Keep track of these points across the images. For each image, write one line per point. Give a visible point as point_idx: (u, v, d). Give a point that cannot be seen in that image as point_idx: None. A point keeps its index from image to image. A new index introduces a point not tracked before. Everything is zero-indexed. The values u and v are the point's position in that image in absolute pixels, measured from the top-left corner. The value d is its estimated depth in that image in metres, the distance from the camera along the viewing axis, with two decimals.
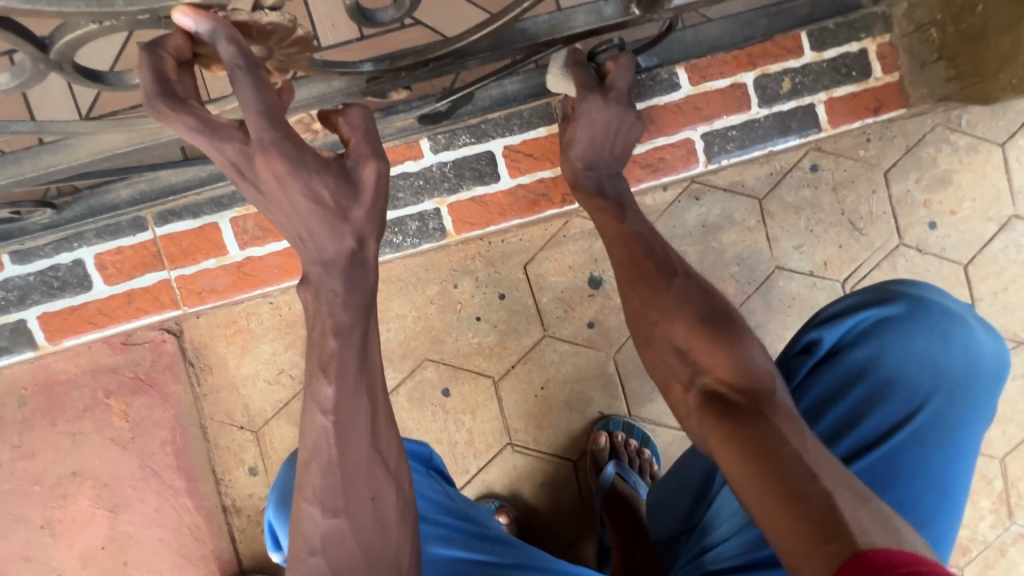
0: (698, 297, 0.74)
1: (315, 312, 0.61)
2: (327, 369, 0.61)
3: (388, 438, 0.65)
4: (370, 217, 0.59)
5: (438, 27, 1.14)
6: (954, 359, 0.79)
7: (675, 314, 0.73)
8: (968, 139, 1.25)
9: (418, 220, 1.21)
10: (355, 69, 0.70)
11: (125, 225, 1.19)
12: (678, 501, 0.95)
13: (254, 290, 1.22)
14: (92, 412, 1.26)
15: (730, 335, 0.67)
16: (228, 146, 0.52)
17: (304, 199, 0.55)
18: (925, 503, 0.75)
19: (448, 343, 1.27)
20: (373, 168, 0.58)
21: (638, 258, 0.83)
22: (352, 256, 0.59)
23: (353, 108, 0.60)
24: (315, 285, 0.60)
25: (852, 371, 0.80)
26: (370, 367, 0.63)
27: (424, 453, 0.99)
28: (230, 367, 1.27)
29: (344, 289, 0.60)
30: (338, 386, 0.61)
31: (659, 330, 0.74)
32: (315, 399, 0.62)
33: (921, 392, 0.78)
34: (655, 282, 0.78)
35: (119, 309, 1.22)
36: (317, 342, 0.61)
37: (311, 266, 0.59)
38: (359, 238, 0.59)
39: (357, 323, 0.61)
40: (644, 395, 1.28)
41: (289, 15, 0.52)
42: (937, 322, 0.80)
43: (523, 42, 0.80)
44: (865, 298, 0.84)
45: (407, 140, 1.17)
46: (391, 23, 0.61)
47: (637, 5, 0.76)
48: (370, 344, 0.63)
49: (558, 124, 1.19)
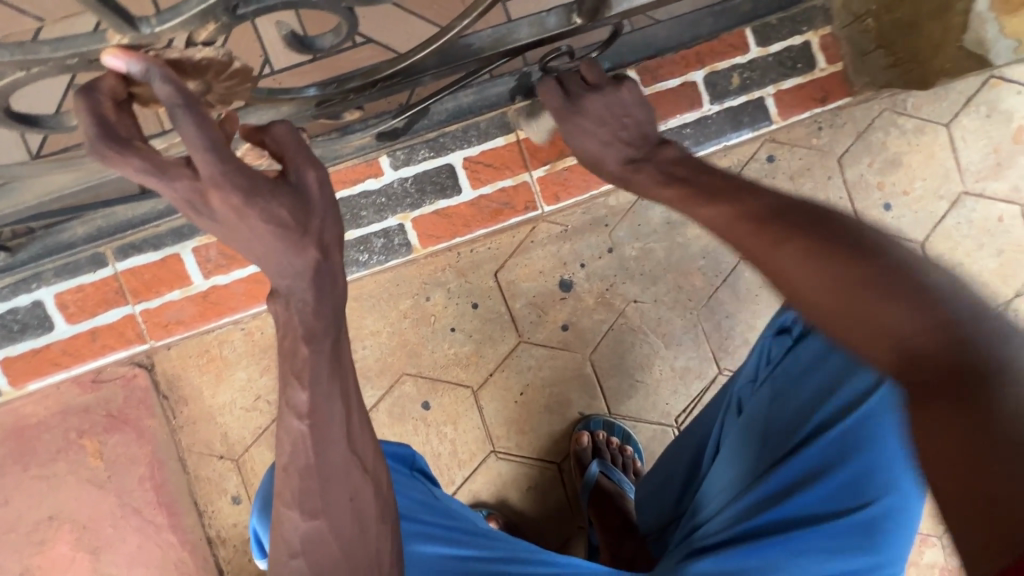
0: (832, 236, 0.52)
1: (285, 322, 0.61)
2: (301, 376, 0.61)
3: (366, 443, 0.65)
4: (328, 226, 0.60)
5: (390, 43, 1.15)
6: None
7: (808, 268, 0.51)
8: (914, 121, 1.30)
9: (383, 237, 1.21)
10: (302, 95, 0.71)
11: (84, 262, 1.18)
12: (666, 489, 0.98)
13: (222, 317, 1.22)
14: (66, 453, 1.23)
15: (892, 279, 0.47)
16: (179, 184, 0.51)
17: (263, 222, 0.56)
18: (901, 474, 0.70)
19: (425, 356, 1.27)
20: (314, 175, 0.59)
21: (743, 209, 0.60)
22: (319, 267, 0.60)
23: (274, 126, 0.60)
24: (285, 297, 0.60)
25: (822, 349, 0.79)
26: (343, 372, 0.64)
27: (406, 456, 0.98)
28: (205, 398, 1.25)
29: (314, 298, 0.61)
30: (312, 391, 0.61)
31: (795, 297, 0.52)
32: (290, 405, 0.61)
33: None
34: (768, 232, 0.56)
35: (84, 348, 1.21)
36: (289, 350, 0.61)
37: (280, 279, 0.60)
38: (322, 249, 0.60)
39: (328, 331, 0.62)
40: (622, 393, 1.30)
41: (225, 49, 0.52)
42: None
43: (471, 57, 0.81)
44: None
45: (366, 158, 1.18)
46: (331, 48, 0.61)
47: (579, 15, 0.78)
48: (343, 350, 0.64)
49: (515, 132, 1.21)
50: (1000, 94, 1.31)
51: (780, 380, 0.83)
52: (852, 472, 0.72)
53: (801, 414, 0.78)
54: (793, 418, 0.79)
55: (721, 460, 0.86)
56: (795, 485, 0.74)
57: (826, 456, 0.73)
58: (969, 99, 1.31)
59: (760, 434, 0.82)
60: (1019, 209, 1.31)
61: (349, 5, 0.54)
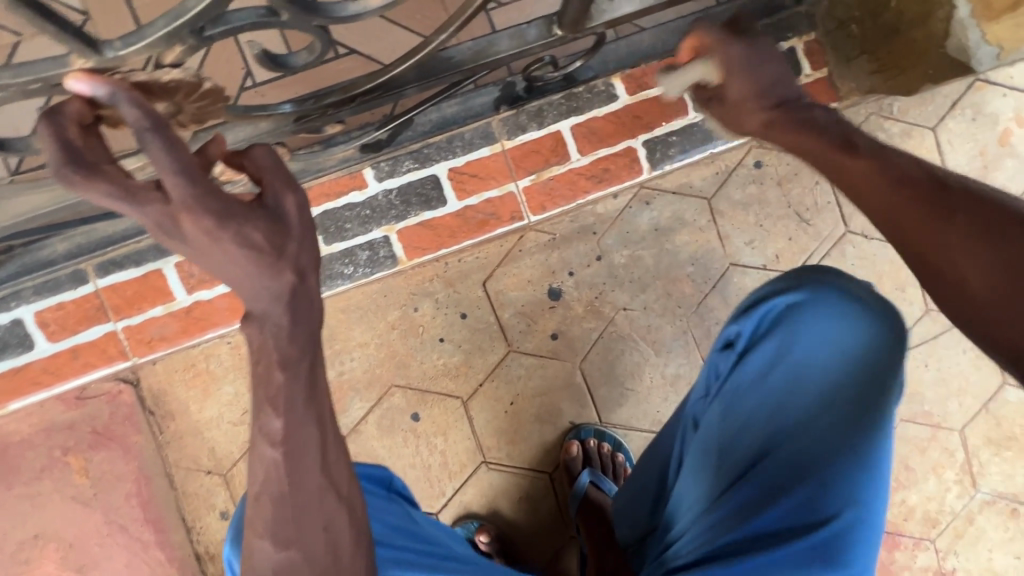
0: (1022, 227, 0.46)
1: (259, 346, 0.60)
2: (275, 403, 0.60)
3: (341, 471, 0.64)
4: (305, 252, 0.60)
5: (372, 54, 1.14)
6: (863, 337, 0.76)
7: (978, 254, 0.47)
8: (900, 125, 1.30)
9: (368, 249, 1.21)
10: (276, 111, 0.70)
11: (65, 279, 1.18)
12: (642, 502, 0.98)
13: (205, 333, 1.21)
14: (51, 471, 1.22)
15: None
16: (150, 209, 0.50)
17: (237, 246, 0.55)
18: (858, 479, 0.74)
19: (414, 367, 1.26)
20: (293, 199, 0.60)
21: (901, 178, 0.53)
22: (295, 290, 0.59)
23: (255, 148, 0.61)
24: (259, 320, 0.59)
25: (763, 363, 0.81)
26: (320, 397, 0.63)
27: (384, 477, 0.97)
28: (192, 412, 1.24)
29: (289, 322, 0.60)
30: (286, 418, 0.60)
31: (957, 277, 0.48)
32: (263, 431, 0.61)
33: (829, 373, 0.77)
34: (940, 211, 0.49)
35: (65, 366, 1.20)
36: (263, 376, 0.60)
37: (254, 303, 0.59)
38: (298, 272, 0.59)
39: (303, 356, 0.61)
40: (612, 401, 1.29)
41: (195, 71, 0.52)
42: (840, 300, 0.78)
43: (450, 70, 0.80)
44: (775, 284, 0.84)
45: (350, 170, 1.17)
46: (305, 66, 0.60)
47: (559, 27, 0.77)
48: (319, 375, 0.63)
49: (500, 143, 1.20)
50: (986, 97, 1.32)
51: (727, 399, 0.84)
52: (813, 488, 0.75)
53: (756, 431, 0.81)
54: (749, 437, 0.81)
55: (686, 476, 0.87)
56: (761, 503, 0.77)
57: (786, 472, 0.77)
58: (955, 102, 1.31)
59: (716, 452, 0.84)
60: None
61: (320, 26, 0.53)
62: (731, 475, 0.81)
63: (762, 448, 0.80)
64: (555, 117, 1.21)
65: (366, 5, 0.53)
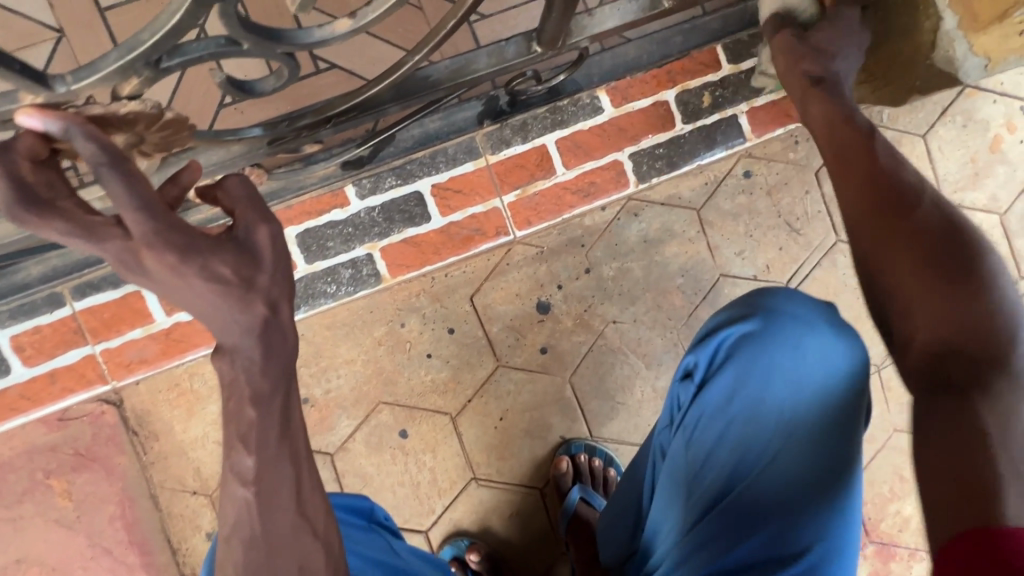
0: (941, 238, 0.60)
1: (229, 382, 0.57)
2: (247, 441, 0.58)
3: (317, 509, 0.63)
4: (277, 283, 0.58)
5: (354, 69, 1.12)
6: (812, 370, 0.82)
7: (905, 244, 0.61)
8: (890, 133, 1.29)
9: (350, 268, 1.19)
10: (245, 135, 0.68)
11: (40, 302, 1.16)
12: (621, 524, 0.98)
13: (185, 355, 1.20)
14: (33, 494, 1.19)
15: (971, 284, 0.57)
16: (109, 244, 0.48)
17: (203, 281, 0.53)
18: (822, 510, 0.80)
19: (402, 383, 1.24)
20: (265, 231, 0.58)
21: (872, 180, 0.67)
22: (267, 323, 0.57)
23: (229, 179, 0.59)
24: (230, 353, 0.57)
25: (723, 395, 0.85)
26: (294, 434, 0.61)
27: (365, 507, 0.97)
28: (176, 433, 1.22)
29: (262, 356, 0.58)
30: (259, 456, 0.58)
31: (875, 263, 0.63)
32: (234, 470, 0.59)
33: (784, 405, 0.82)
34: (893, 210, 0.64)
35: (43, 391, 1.18)
36: (234, 412, 0.58)
37: (223, 337, 0.57)
38: (270, 304, 0.57)
39: (277, 390, 0.59)
40: (603, 415, 1.27)
41: (152, 101, 0.50)
42: (791, 333, 0.83)
43: (427, 89, 0.78)
44: (728, 316, 0.89)
45: (331, 188, 1.16)
46: (272, 91, 0.59)
47: (539, 43, 0.77)
48: (293, 410, 0.61)
49: (484, 158, 1.19)
50: (976, 103, 1.31)
51: (691, 430, 0.87)
52: (783, 511, 0.80)
53: (721, 464, 0.84)
54: (716, 467, 0.84)
55: (659, 505, 0.90)
56: (735, 531, 0.81)
57: (756, 499, 0.81)
58: (945, 109, 1.30)
59: (685, 482, 0.86)
60: (997, 218, 1.30)
61: (285, 53, 0.52)
62: (703, 505, 0.84)
63: (730, 476, 0.83)
64: (539, 130, 1.20)
65: (332, 31, 0.52)
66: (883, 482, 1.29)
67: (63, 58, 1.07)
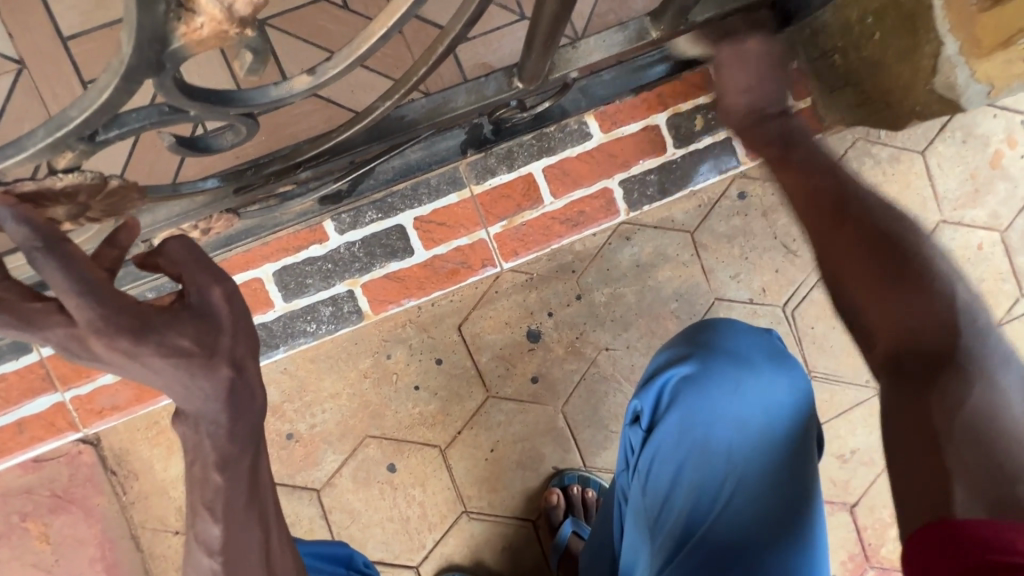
0: (885, 244, 0.63)
1: (193, 447, 0.53)
2: (213, 508, 0.54)
3: (286, 566, 0.60)
4: (240, 341, 0.53)
5: (334, 98, 1.09)
6: (752, 405, 0.83)
7: (852, 255, 0.64)
8: (888, 150, 1.25)
9: (331, 305, 1.15)
10: (198, 188, 0.65)
11: (6, 349, 1.12)
12: (601, 561, 0.99)
13: (160, 398, 1.16)
14: (8, 538, 1.15)
15: (915, 290, 0.59)
16: (52, 332, 0.45)
17: (161, 358, 0.48)
18: (784, 545, 0.78)
19: (389, 417, 1.20)
20: (219, 292, 0.52)
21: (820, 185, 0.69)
22: (233, 385, 0.52)
23: (173, 240, 0.53)
24: (193, 419, 0.52)
25: (671, 437, 0.84)
26: (262, 492, 0.57)
27: (343, 555, 0.93)
28: (156, 471, 1.18)
29: (228, 418, 0.52)
30: (226, 524, 0.54)
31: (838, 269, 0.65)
32: (200, 539, 0.55)
33: (731, 442, 0.82)
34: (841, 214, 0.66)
35: (12, 439, 1.14)
36: (198, 478, 0.53)
37: (185, 404, 0.51)
38: (236, 365, 0.52)
39: (245, 452, 0.54)
40: (596, 444, 1.24)
41: (92, 172, 0.47)
42: (727, 371, 0.84)
43: (403, 129, 0.77)
44: (669, 357, 0.89)
45: (309, 224, 1.12)
46: (232, 146, 0.55)
47: (519, 79, 0.73)
48: (262, 467, 0.57)
49: (468, 189, 1.15)
50: (975, 118, 1.27)
51: (645, 474, 0.86)
52: (749, 546, 0.79)
53: (680, 506, 0.83)
54: (675, 509, 0.83)
55: (632, 548, 0.88)
56: None
57: (719, 542, 0.79)
58: (944, 125, 1.26)
59: (649, 526, 0.85)
60: (998, 235, 1.27)
61: (239, 114, 0.48)
62: (669, 551, 0.82)
63: (691, 517, 0.82)
64: (525, 158, 1.16)
65: (289, 89, 0.48)
66: (883, 507, 1.26)
67: (28, 92, 1.04)
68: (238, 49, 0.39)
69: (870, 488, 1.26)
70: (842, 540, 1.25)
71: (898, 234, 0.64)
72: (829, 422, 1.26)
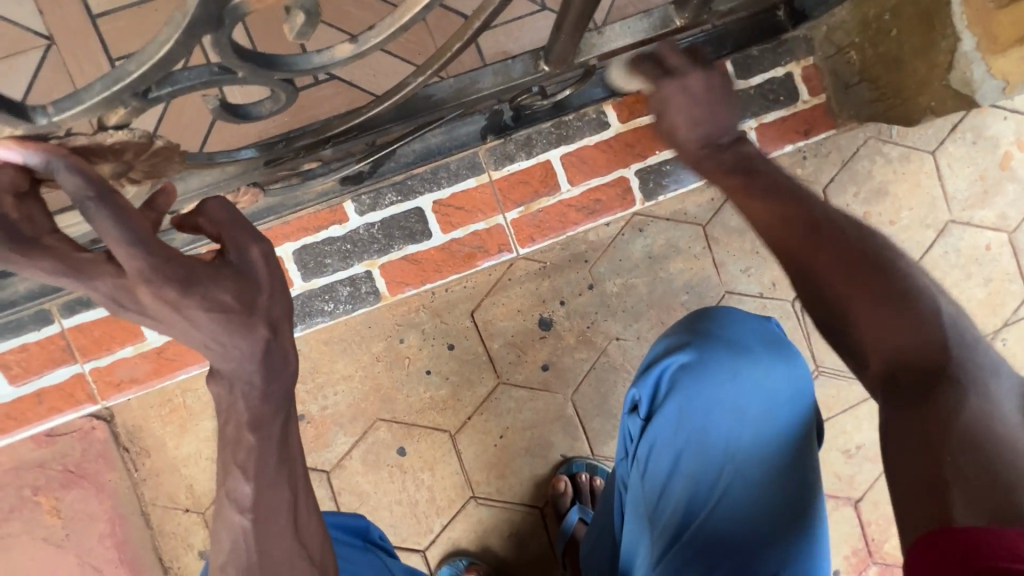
0: (865, 258, 0.59)
1: (227, 406, 0.54)
2: (244, 466, 0.55)
3: (313, 532, 0.60)
4: (277, 302, 0.54)
5: (357, 81, 1.10)
6: (749, 395, 0.83)
7: (841, 276, 0.59)
8: (899, 149, 1.26)
9: (348, 286, 1.17)
10: (236, 156, 0.67)
11: (28, 320, 1.13)
12: (602, 547, 1.00)
13: (176, 374, 1.18)
14: (20, 511, 1.16)
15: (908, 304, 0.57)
16: (100, 282, 0.46)
17: (205, 312, 0.49)
18: (779, 530, 0.80)
19: (400, 401, 1.22)
20: (259, 251, 0.53)
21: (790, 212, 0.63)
22: (269, 345, 0.53)
23: (212, 200, 0.54)
24: (228, 378, 0.53)
25: (669, 427, 0.85)
26: (292, 454, 0.58)
27: (361, 526, 0.94)
28: (169, 449, 1.19)
29: (263, 379, 0.54)
30: (257, 483, 0.55)
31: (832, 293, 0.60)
32: (231, 497, 0.56)
33: (728, 432, 0.83)
34: (815, 244, 0.61)
35: (30, 411, 1.15)
36: (231, 437, 0.55)
37: (224, 362, 0.52)
38: (273, 326, 0.53)
39: (278, 413, 0.56)
40: (605, 433, 1.25)
41: (140, 130, 0.49)
42: (726, 361, 0.84)
43: (430, 108, 0.78)
44: (667, 347, 0.89)
45: (330, 204, 1.13)
46: (269, 115, 0.56)
47: (546, 62, 0.75)
48: (292, 430, 0.58)
49: (487, 174, 1.17)
50: (986, 120, 1.29)
51: (644, 463, 0.86)
52: (745, 532, 0.80)
53: (679, 494, 0.84)
54: (673, 500, 0.84)
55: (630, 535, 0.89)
56: (702, 564, 0.79)
57: (717, 528, 0.81)
58: (955, 125, 1.28)
59: (648, 514, 0.86)
60: (1006, 236, 1.28)
61: (282, 79, 0.49)
62: (667, 539, 0.83)
63: (688, 507, 0.83)
64: (543, 146, 1.17)
65: (331, 56, 0.49)
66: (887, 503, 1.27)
67: (56, 67, 1.05)
68: (291, 9, 0.40)
69: (874, 484, 1.27)
70: (846, 535, 1.26)
71: (874, 249, 0.60)
72: (836, 417, 1.27)
